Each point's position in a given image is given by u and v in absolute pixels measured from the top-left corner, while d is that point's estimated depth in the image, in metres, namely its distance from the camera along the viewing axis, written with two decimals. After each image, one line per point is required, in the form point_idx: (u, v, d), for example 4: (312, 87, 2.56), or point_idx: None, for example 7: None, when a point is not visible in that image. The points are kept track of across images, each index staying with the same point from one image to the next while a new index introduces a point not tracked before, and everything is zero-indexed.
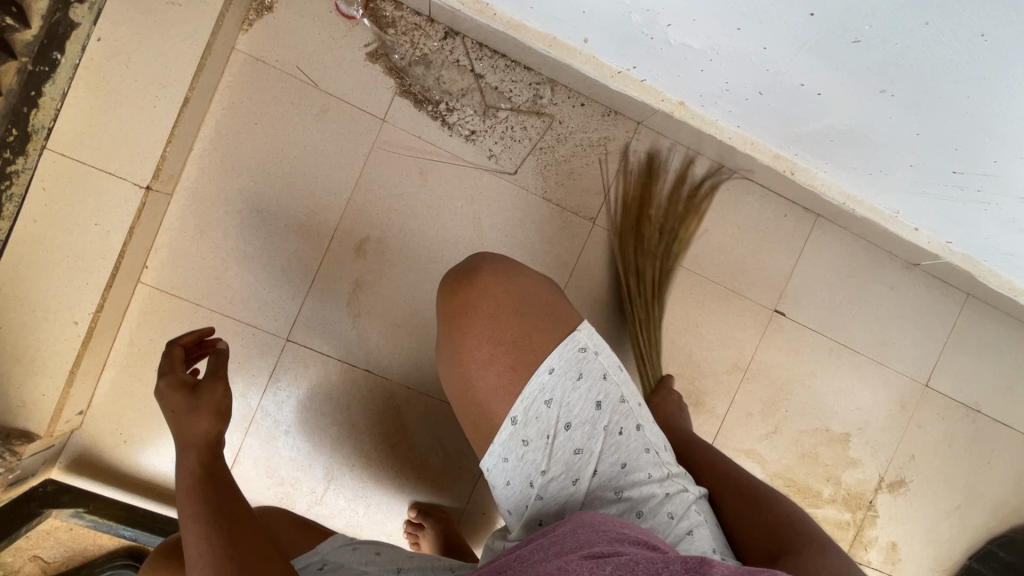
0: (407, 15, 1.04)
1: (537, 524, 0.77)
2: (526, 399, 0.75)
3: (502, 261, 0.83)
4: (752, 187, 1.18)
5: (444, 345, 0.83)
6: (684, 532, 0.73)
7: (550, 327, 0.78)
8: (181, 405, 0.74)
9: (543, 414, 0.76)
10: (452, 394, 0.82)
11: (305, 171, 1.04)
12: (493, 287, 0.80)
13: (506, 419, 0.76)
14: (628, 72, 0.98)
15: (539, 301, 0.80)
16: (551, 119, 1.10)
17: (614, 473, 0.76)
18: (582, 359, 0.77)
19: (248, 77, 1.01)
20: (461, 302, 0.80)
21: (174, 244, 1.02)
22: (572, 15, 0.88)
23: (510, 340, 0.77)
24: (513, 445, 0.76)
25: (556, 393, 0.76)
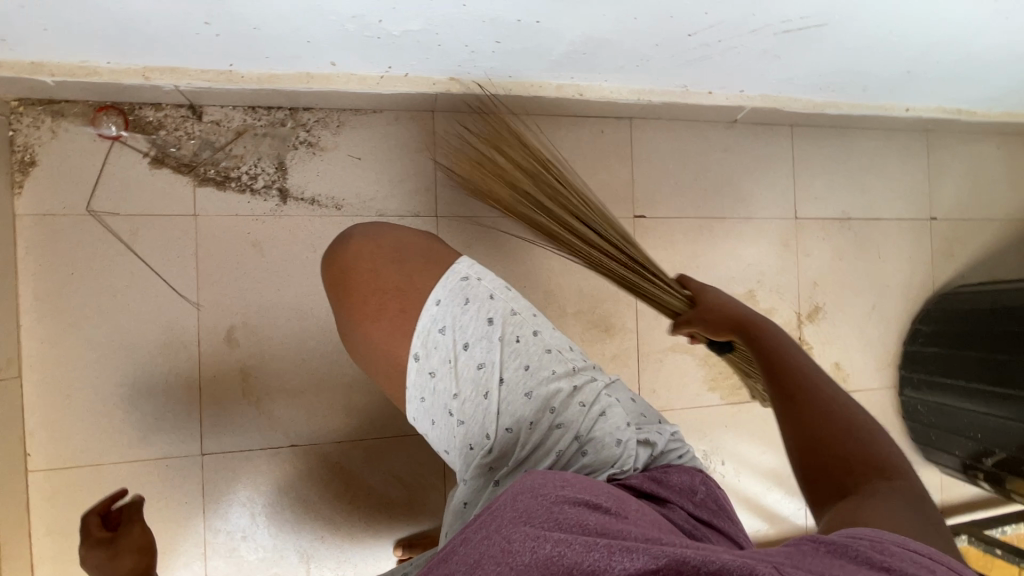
0: (170, 112, 1.06)
1: (468, 449, 0.77)
2: (422, 332, 0.77)
3: (371, 225, 0.86)
4: (560, 121, 1.24)
5: (339, 314, 0.84)
6: (598, 415, 0.76)
7: (429, 264, 0.81)
8: (103, 556, 0.80)
9: (442, 342, 0.76)
10: (361, 357, 0.83)
11: (144, 294, 1.05)
12: (365, 245, 0.83)
13: (409, 357, 0.77)
14: (389, 73, 1.03)
15: (414, 245, 0.83)
16: (352, 142, 1.14)
17: (522, 377, 0.77)
18: (466, 286, 0.79)
19: (45, 234, 1.01)
20: (340, 266, 0.83)
21: (47, 420, 1.01)
22: (304, 48, 0.91)
23: (394, 285, 0.79)
24: (423, 380, 0.77)
25: (448, 321, 0.77)
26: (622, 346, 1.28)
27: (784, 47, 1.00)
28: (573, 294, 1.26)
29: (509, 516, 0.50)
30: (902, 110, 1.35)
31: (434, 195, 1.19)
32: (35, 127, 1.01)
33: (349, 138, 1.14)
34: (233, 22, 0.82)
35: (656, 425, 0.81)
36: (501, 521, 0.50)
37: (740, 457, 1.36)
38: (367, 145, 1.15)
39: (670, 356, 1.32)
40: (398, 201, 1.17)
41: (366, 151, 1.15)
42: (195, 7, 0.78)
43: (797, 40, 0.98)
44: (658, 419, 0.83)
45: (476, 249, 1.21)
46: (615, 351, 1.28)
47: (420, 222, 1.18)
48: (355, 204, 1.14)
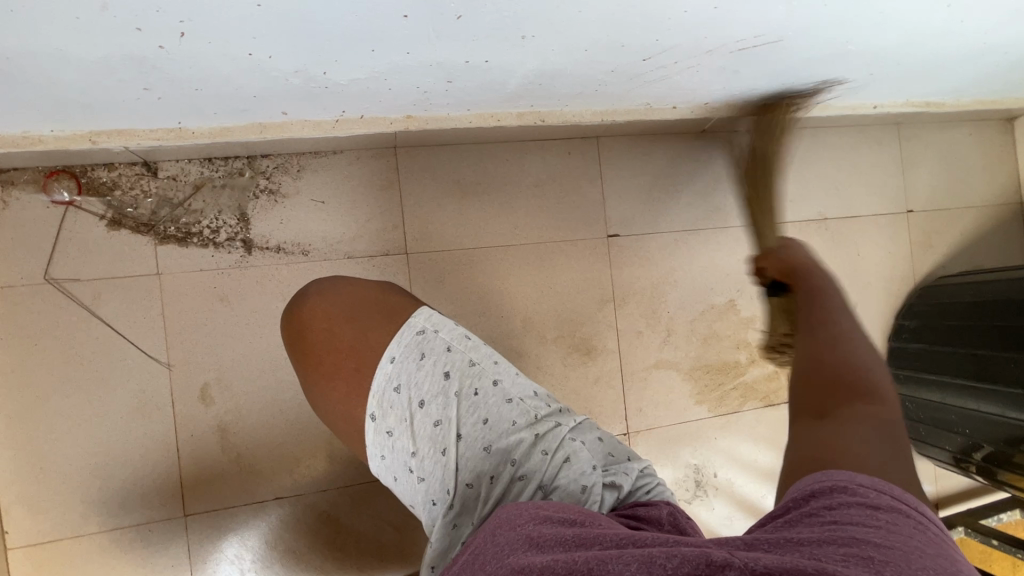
0: (124, 171, 1.04)
1: (430, 507, 0.73)
2: (376, 392, 0.73)
3: (326, 280, 0.83)
4: (525, 146, 1.23)
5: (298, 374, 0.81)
6: (562, 462, 0.72)
7: (383, 318, 0.78)
8: None
9: (397, 401, 0.73)
10: (324, 416, 0.80)
11: (112, 358, 1.03)
12: (319, 302, 0.80)
13: (365, 418, 0.74)
14: (344, 117, 1.01)
15: (368, 299, 0.80)
16: (314, 186, 1.12)
17: (481, 431, 0.73)
18: (421, 340, 0.76)
19: (4, 307, 0.99)
20: (295, 326, 0.80)
21: (23, 495, 0.99)
22: (251, 102, 0.89)
23: (347, 343, 0.76)
24: (382, 441, 0.74)
25: (402, 378, 0.74)
26: (605, 367, 1.27)
27: (741, 63, 0.99)
28: (551, 319, 1.25)
29: (492, 550, 0.53)
30: (870, 108, 1.33)
31: (403, 232, 1.17)
32: None
33: (311, 182, 1.12)
34: (172, 86, 0.80)
35: (624, 464, 0.75)
36: (485, 556, 0.53)
37: (732, 467, 1.36)
38: (329, 188, 1.13)
39: (655, 372, 1.31)
40: (366, 241, 1.15)
41: (330, 193, 1.13)
42: (130, 76, 0.76)
43: (755, 56, 0.96)
44: (631, 456, 0.78)
45: (449, 283, 1.19)
46: (598, 372, 1.27)
47: (390, 261, 1.16)
48: (322, 248, 1.12)
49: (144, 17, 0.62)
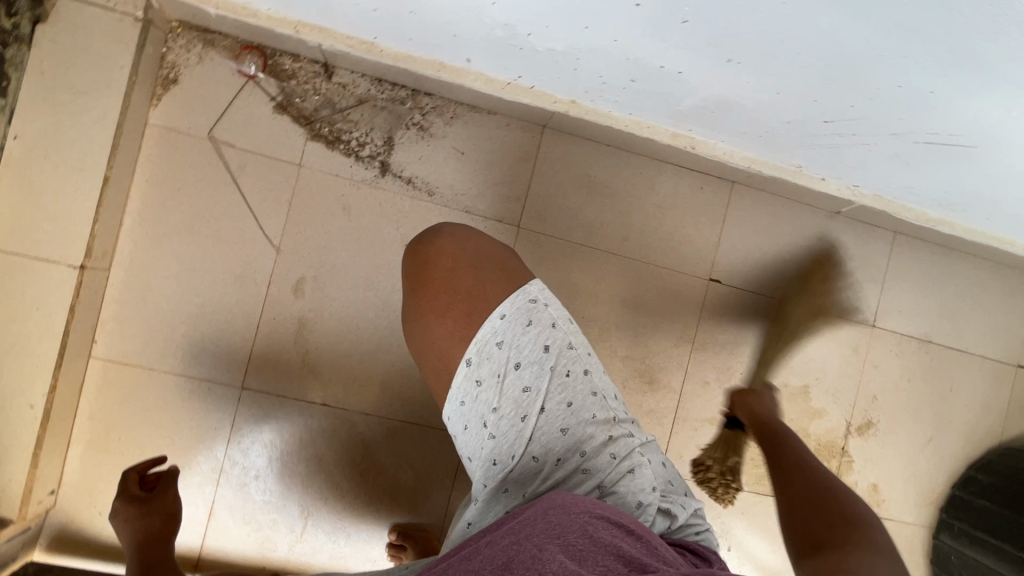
0: (306, 66, 1.11)
1: (490, 465, 0.76)
2: (480, 342, 0.76)
3: (461, 226, 0.85)
4: (664, 167, 1.23)
5: (405, 303, 0.84)
6: (625, 471, 0.73)
7: (506, 279, 0.80)
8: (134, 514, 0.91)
9: (495, 357, 0.75)
10: (416, 350, 0.82)
11: (233, 225, 1.10)
12: (451, 243, 0.82)
13: (460, 361, 0.76)
14: (516, 82, 1.05)
15: (496, 258, 0.82)
16: (460, 137, 1.16)
17: (562, 412, 0.76)
18: (532, 309, 0.77)
19: (165, 147, 1.08)
20: (420, 260, 0.83)
21: (120, 315, 1.07)
22: (448, 39, 0.94)
23: (466, 289, 0.78)
24: (468, 389, 0.76)
25: (507, 337, 0.76)
26: (662, 403, 1.26)
27: (919, 157, 0.96)
28: (627, 338, 1.25)
29: (541, 527, 0.50)
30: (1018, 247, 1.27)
31: (523, 206, 1.20)
32: (186, 50, 1.08)
33: (459, 131, 1.16)
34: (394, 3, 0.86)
35: (683, 497, 0.75)
36: (530, 531, 0.50)
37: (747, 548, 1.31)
38: (472, 142, 1.17)
39: (707, 427, 1.28)
40: (487, 202, 1.19)
41: (471, 147, 1.17)
42: None
43: (938, 155, 0.94)
44: (685, 492, 0.77)
45: (546, 269, 1.21)
46: (653, 406, 1.26)
47: (502, 228, 1.19)
48: (446, 194, 1.17)
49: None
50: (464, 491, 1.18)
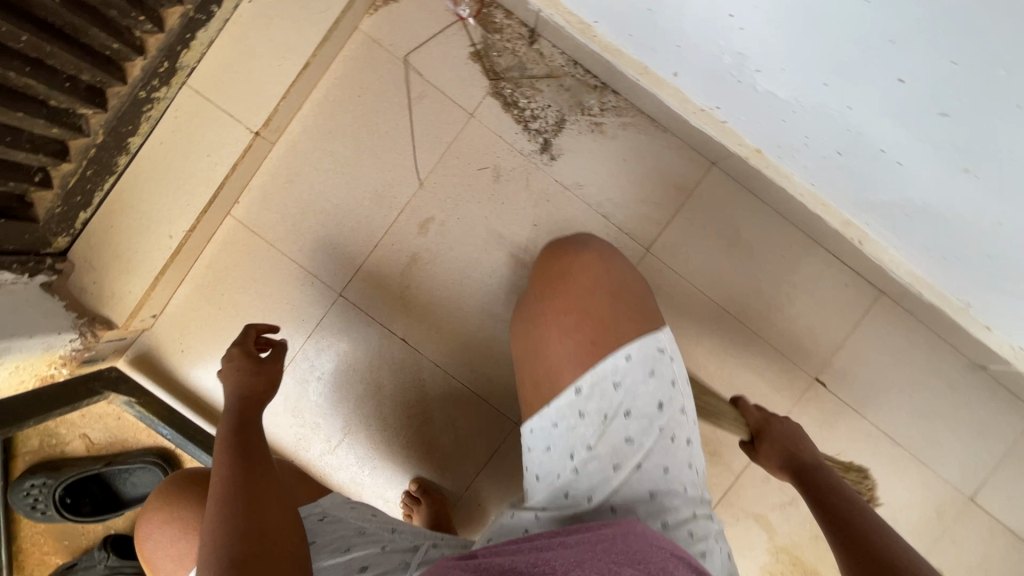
0: (514, 25, 1.12)
1: (562, 496, 0.74)
2: (597, 374, 0.73)
3: (608, 249, 0.83)
4: (815, 248, 1.16)
5: (527, 303, 0.83)
6: (700, 555, 0.70)
7: (639, 319, 0.76)
8: (248, 368, 0.81)
9: (607, 394, 0.73)
10: (520, 351, 0.82)
11: (391, 146, 1.14)
12: (595, 264, 0.79)
13: (570, 387, 0.74)
14: (710, 111, 1.01)
15: (636, 294, 0.78)
16: (627, 144, 1.14)
17: (656, 476, 0.73)
18: (658, 359, 0.74)
19: (362, 55, 1.13)
20: (559, 269, 0.80)
21: (265, 188, 1.14)
22: (667, 48, 0.92)
23: (595, 316, 0.75)
24: (568, 415, 0.74)
25: (626, 379, 0.73)
26: (714, 478, 1.20)
27: None
28: None
29: (620, 548, 0.54)
30: None
31: (661, 232, 1.16)
32: None
33: (629, 138, 1.14)
34: None
35: None
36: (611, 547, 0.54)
37: None
38: (637, 153, 1.15)
39: (750, 522, 1.20)
40: (627, 214, 1.16)
41: (634, 157, 1.15)
42: None
43: None
44: None
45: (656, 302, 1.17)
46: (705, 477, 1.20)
47: (631, 245, 1.17)
48: (592, 192, 1.15)
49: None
50: (491, 474, 1.17)
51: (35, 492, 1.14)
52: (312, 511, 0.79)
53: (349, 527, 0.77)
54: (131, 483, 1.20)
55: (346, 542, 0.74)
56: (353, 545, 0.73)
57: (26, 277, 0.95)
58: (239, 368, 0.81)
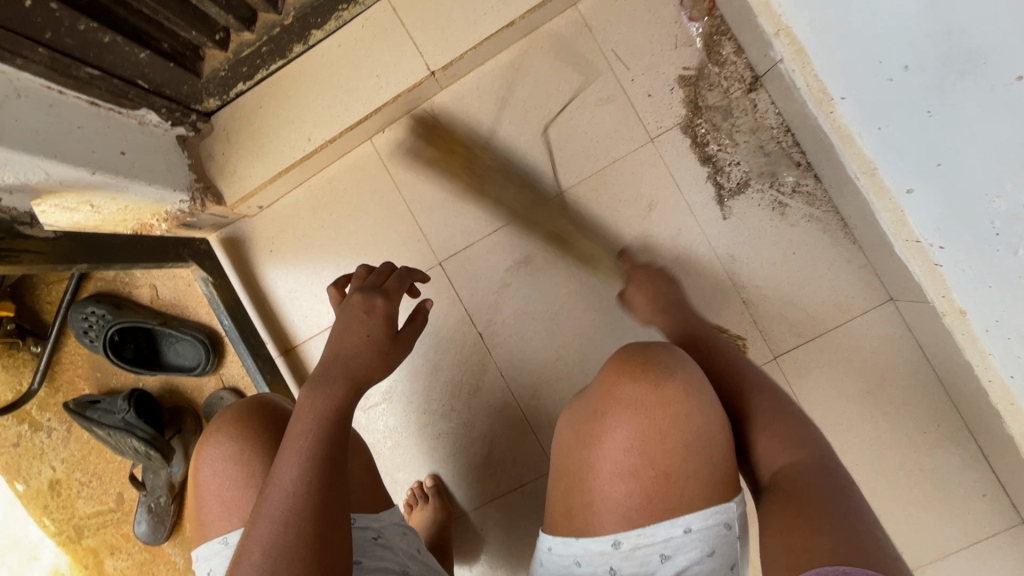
0: (740, 64, 0.99)
1: None
2: (647, 536, 0.61)
3: (703, 380, 0.65)
4: (966, 441, 0.98)
5: (585, 408, 0.67)
6: None
7: (714, 485, 0.62)
8: (377, 338, 0.70)
9: (650, 563, 0.60)
10: (562, 457, 0.68)
11: (555, 138, 1.04)
12: (678, 403, 0.62)
13: (607, 537, 0.62)
14: (927, 247, 0.84)
15: (718, 453, 0.62)
16: (804, 238, 1.00)
17: None
18: (722, 537, 0.61)
19: (567, 34, 1.03)
20: (634, 392, 0.64)
21: (415, 129, 1.08)
22: (920, 160, 0.76)
23: (660, 471, 0.61)
24: (598, 565, 0.62)
25: (678, 553, 0.60)
26: None
27: None
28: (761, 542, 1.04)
29: None
30: None
31: (798, 346, 1.01)
32: None
33: (811, 232, 0.99)
34: (921, 90, 0.70)
35: None
36: None
37: None
38: (812, 251, 1.00)
39: None
40: (770, 312, 1.02)
41: (806, 254, 1.00)
42: (935, 53, 0.65)
43: None
44: None
45: None
46: None
47: (758, 345, 1.02)
48: (742, 271, 1.01)
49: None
50: (506, 506, 1.08)
51: (92, 318, 1.17)
52: (370, 524, 0.71)
53: (394, 560, 0.70)
54: (174, 349, 1.20)
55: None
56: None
57: (168, 125, 0.95)
58: (370, 335, 0.69)
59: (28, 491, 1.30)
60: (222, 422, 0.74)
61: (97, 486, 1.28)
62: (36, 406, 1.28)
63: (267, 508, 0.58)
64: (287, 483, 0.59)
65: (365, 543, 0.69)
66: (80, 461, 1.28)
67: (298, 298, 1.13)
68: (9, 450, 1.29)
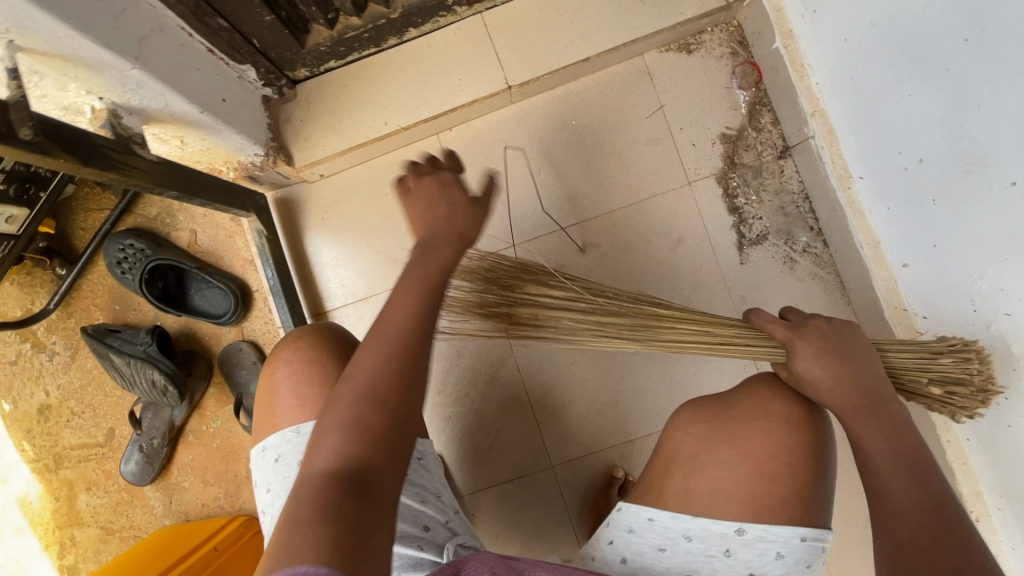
0: (775, 133, 1.14)
1: None
2: (771, 533, 0.68)
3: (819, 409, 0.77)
4: None
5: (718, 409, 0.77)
6: None
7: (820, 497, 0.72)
8: (457, 198, 0.72)
9: (765, 556, 0.68)
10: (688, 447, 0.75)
11: (604, 165, 1.16)
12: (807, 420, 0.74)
13: (733, 523, 0.69)
14: (913, 316, 0.97)
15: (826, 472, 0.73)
16: (807, 293, 1.12)
17: None
18: (820, 556, 0.69)
19: (630, 78, 1.15)
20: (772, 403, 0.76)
21: (479, 132, 1.17)
22: (920, 240, 0.90)
23: (785, 468, 0.71)
24: (714, 543, 0.69)
25: (785, 557, 0.68)
26: None
27: None
28: None
29: None
30: None
31: None
32: (719, 44, 1.14)
33: (814, 289, 1.12)
34: (930, 181, 0.84)
35: None
36: None
37: None
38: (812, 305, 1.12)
39: None
40: None
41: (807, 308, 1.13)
42: (947, 153, 0.79)
43: None
44: None
45: None
46: None
47: None
48: None
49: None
50: (501, 494, 1.14)
51: (128, 251, 1.20)
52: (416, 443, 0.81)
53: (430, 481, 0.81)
54: (201, 295, 1.23)
55: (425, 494, 0.79)
56: (428, 500, 0.78)
57: (260, 84, 1.02)
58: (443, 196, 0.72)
59: (14, 411, 1.28)
60: (288, 342, 0.84)
61: (89, 418, 1.28)
62: (44, 328, 1.27)
63: (351, 391, 0.57)
64: (362, 379, 0.57)
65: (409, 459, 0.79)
66: (76, 390, 1.27)
67: (338, 267, 1.19)
68: (5, 367, 1.28)
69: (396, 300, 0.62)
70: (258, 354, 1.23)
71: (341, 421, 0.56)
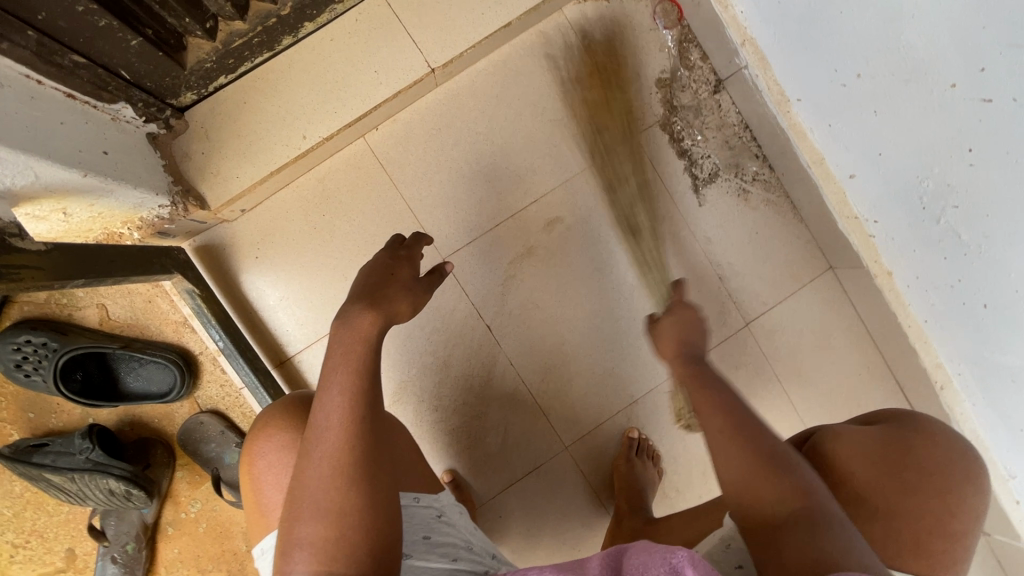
0: (706, 68, 1.14)
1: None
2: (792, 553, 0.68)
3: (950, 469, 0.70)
4: (888, 377, 1.18)
5: (905, 439, 0.72)
6: None
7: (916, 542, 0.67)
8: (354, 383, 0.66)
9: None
10: (816, 466, 0.73)
11: (546, 134, 1.10)
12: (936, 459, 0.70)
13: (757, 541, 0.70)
14: (864, 223, 1.03)
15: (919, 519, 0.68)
16: (764, 220, 1.17)
17: None
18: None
19: (555, 37, 1.09)
20: (933, 482, 0.69)
21: (412, 124, 1.07)
22: (859, 152, 0.94)
23: (911, 498, 0.69)
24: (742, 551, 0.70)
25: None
26: None
27: None
28: None
29: None
30: None
31: (765, 313, 1.18)
32: None
33: (768, 213, 1.17)
34: (870, 94, 0.86)
35: None
36: None
37: None
38: (770, 227, 1.17)
39: None
40: (743, 284, 1.18)
41: (766, 231, 1.17)
42: (884, 65, 0.81)
43: None
44: None
45: (737, 376, 1.18)
46: None
47: (733, 314, 1.18)
48: (719, 249, 1.16)
49: (998, 49, 0.68)
50: (521, 493, 1.12)
51: (27, 349, 0.99)
52: (431, 503, 0.75)
53: (455, 535, 0.74)
54: (137, 376, 1.06)
55: (455, 552, 0.72)
56: (459, 556, 0.72)
57: (141, 121, 0.86)
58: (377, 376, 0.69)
59: None
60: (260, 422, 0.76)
61: (38, 546, 1.09)
62: None
63: (309, 479, 0.61)
64: (322, 464, 0.61)
65: (429, 520, 0.73)
66: (12, 519, 1.08)
67: (290, 305, 1.06)
68: None
69: (329, 395, 0.65)
70: (224, 422, 1.09)
71: (296, 511, 0.60)
